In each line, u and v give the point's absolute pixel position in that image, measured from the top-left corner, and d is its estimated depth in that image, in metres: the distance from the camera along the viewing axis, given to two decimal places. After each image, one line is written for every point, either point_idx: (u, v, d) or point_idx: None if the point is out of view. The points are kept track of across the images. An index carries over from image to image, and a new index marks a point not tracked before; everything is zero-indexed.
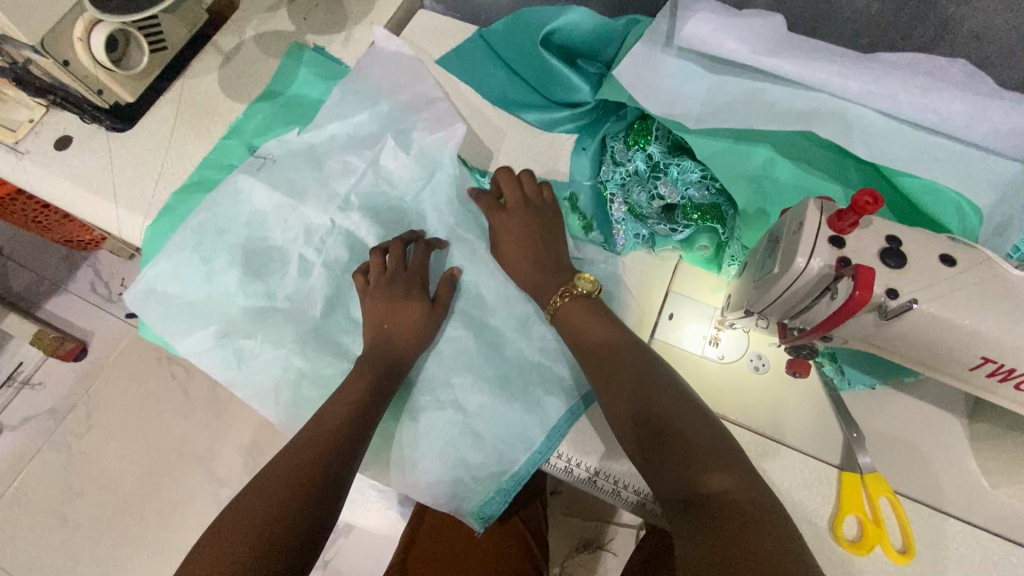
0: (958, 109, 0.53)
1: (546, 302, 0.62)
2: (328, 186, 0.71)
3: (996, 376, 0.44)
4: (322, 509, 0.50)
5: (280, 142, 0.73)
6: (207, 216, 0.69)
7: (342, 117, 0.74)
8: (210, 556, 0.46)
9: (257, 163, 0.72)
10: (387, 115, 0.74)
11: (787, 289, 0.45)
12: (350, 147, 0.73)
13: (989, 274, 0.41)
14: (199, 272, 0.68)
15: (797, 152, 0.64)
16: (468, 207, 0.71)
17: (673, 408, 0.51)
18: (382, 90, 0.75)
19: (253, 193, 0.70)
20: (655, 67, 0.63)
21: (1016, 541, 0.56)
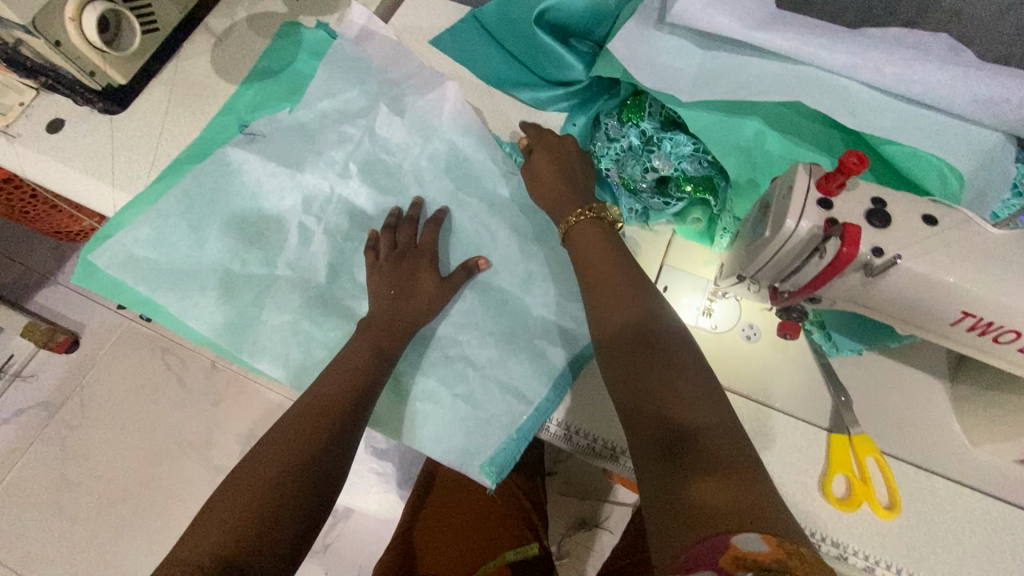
0: (942, 81, 0.55)
1: (564, 218, 0.62)
2: (322, 151, 0.72)
3: (976, 331, 0.44)
4: (332, 468, 0.53)
5: (270, 120, 0.73)
6: (196, 187, 0.70)
7: (331, 95, 0.75)
8: (226, 507, 0.48)
9: (244, 139, 0.72)
10: (378, 90, 0.75)
11: (777, 251, 0.45)
12: (343, 119, 0.74)
13: (970, 234, 0.43)
14: (197, 243, 0.69)
15: (784, 124, 0.63)
16: (467, 169, 0.72)
17: (677, 383, 0.47)
18: (369, 69, 0.76)
19: (243, 164, 0.71)
20: (647, 42, 0.64)
21: (994, 495, 0.59)
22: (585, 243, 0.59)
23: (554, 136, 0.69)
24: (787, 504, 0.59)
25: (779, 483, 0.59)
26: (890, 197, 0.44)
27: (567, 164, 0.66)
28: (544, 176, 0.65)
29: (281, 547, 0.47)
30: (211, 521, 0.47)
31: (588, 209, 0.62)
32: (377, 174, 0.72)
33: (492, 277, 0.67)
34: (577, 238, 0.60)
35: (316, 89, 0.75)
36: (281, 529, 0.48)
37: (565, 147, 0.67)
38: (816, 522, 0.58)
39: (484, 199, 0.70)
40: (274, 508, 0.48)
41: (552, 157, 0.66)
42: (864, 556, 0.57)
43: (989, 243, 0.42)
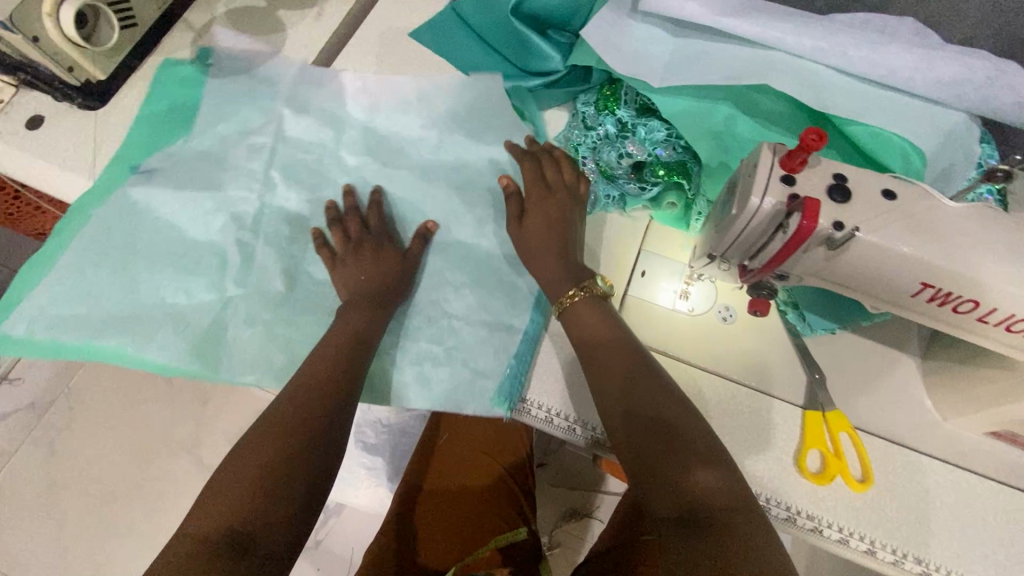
0: (906, 63, 0.56)
1: (559, 297, 0.61)
2: (228, 172, 0.73)
3: (935, 301, 0.46)
4: (332, 442, 0.55)
5: (164, 155, 0.73)
6: (111, 236, 0.69)
7: (227, 117, 0.76)
8: (230, 483, 0.49)
9: (140, 178, 0.72)
10: (270, 106, 0.76)
11: (743, 228, 0.46)
12: (242, 139, 0.75)
13: (928, 207, 0.44)
14: (128, 290, 0.68)
15: (753, 109, 0.64)
16: (384, 137, 0.75)
17: (656, 394, 0.55)
18: (256, 85, 0.78)
19: (146, 203, 0.71)
20: (620, 29, 0.65)
21: (964, 466, 0.61)
22: (586, 325, 0.60)
23: (544, 188, 0.65)
24: (764, 479, 0.60)
25: (755, 459, 0.61)
26: (852, 173, 0.45)
27: (559, 226, 0.64)
28: (533, 226, 0.64)
29: (288, 521, 0.49)
30: (216, 497, 0.48)
31: (583, 287, 0.61)
32: (305, 178, 0.73)
33: (475, 259, 0.68)
34: (576, 318, 0.60)
35: (209, 112, 0.76)
36: (285, 503, 0.49)
37: (556, 203, 0.65)
38: (791, 497, 0.59)
39: (450, 182, 0.72)
40: (277, 484, 0.49)
41: (545, 220, 0.64)
42: (838, 529, 0.58)
43: (946, 216, 0.44)
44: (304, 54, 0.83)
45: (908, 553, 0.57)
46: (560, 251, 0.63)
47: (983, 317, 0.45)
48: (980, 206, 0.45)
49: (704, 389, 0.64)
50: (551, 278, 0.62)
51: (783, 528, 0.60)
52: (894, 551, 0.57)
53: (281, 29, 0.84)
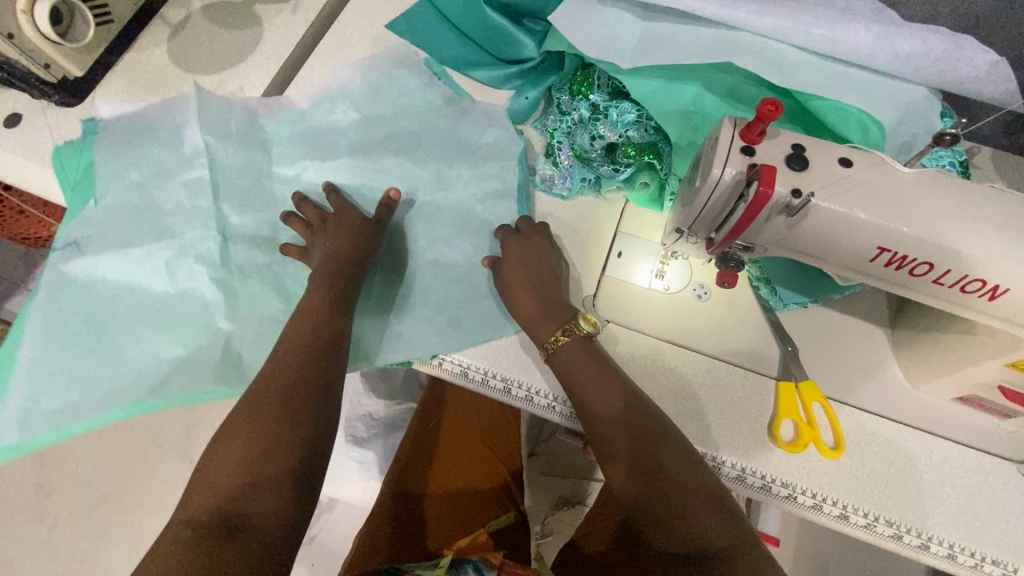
0: (866, 40, 0.58)
1: (545, 341, 0.62)
2: (162, 222, 0.71)
3: (893, 266, 0.47)
4: (313, 424, 0.56)
5: (86, 221, 0.70)
6: (65, 317, 0.67)
7: (136, 163, 0.72)
8: (219, 474, 0.52)
9: (66, 255, 0.68)
10: (174, 148, 0.73)
11: (707, 199, 0.48)
12: (159, 188, 0.72)
13: (882, 174, 0.46)
14: (108, 364, 0.66)
15: (720, 89, 0.65)
16: (321, 127, 0.75)
17: (643, 407, 0.58)
18: (150, 131, 0.74)
19: (85, 278, 0.68)
20: (590, 15, 0.66)
21: (933, 432, 0.63)
22: (573, 359, 0.60)
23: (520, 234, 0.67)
24: (739, 450, 0.62)
25: (731, 430, 0.63)
26: (809, 143, 0.47)
27: (543, 264, 0.66)
28: (512, 277, 0.65)
29: (278, 504, 0.51)
30: (207, 487, 0.51)
31: (572, 326, 0.62)
32: (246, 199, 0.72)
33: (460, 250, 0.71)
34: (563, 358, 0.61)
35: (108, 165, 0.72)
36: (273, 487, 0.52)
37: (535, 251, 0.66)
38: (765, 466, 0.61)
39: (419, 161, 0.74)
40: (265, 471, 0.52)
41: (526, 270, 0.65)
42: (811, 495, 0.60)
43: (899, 183, 0.45)
44: (281, 46, 0.84)
45: (879, 516, 0.59)
46: (540, 290, 0.64)
47: (939, 279, 0.47)
48: (931, 172, 0.46)
49: (678, 364, 0.66)
50: (536, 321, 0.63)
51: (759, 496, 0.61)
52: (866, 515, 0.59)
53: (258, 22, 0.85)
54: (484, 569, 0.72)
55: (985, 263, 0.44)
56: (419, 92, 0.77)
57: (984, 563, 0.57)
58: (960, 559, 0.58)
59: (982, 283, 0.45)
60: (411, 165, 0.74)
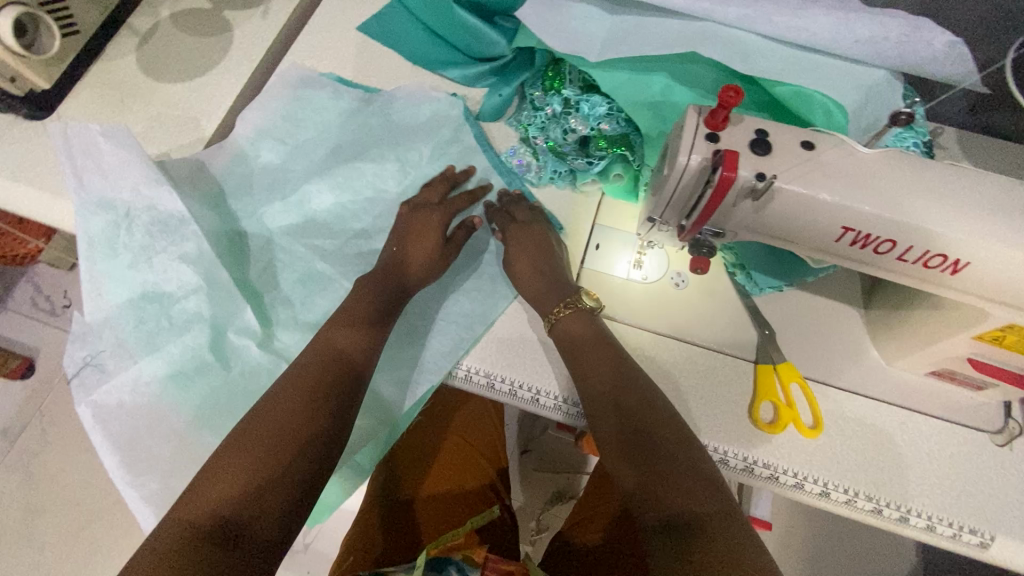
0: (826, 25, 0.59)
1: (550, 310, 0.64)
2: (174, 308, 0.66)
3: (857, 245, 0.48)
4: (328, 434, 0.56)
5: (98, 338, 0.65)
6: (127, 435, 0.63)
7: (113, 250, 0.65)
8: (226, 471, 0.51)
9: (91, 381, 0.64)
10: (142, 229, 0.66)
11: (675, 186, 0.49)
12: (147, 277, 0.66)
13: (844, 155, 0.47)
14: (195, 463, 0.64)
15: (689, 79, 0.66)
16: (283, 137, 0.75)
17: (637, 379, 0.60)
18: (107, 216, 0.66)
19: (120, 394, 0.64)
20: (559, 10, 0.66)
21: (909, 407, 0.64)
22: (576, 334, 0.62)
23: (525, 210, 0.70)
24: (720, 433, 0.63)
25: (713, 414, 0.63)
26: (773, 128, 0.47)
27: (546, 249, 0.67)
28: (517, 260, 0.67)
29: (279, 510, 0.51)
30: (213, 482, 0.51)
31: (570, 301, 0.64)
32: (243, 248, 0.71)
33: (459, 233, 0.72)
34: (566, 330, 0.63)
35: (89, 272, 0.65)
36: (277, 493, 0.51)
37: (538, 234, 0.68)
38: (748, 447, 0.62)
39: (385, 165, 0.75)
40: (273, 477, 0.52)
41: (530, 253, 0.67)
42: (793, 474, 0.61)
43: (860, 163, 0.46)
44: (252, 52, 0.83)
45: (859, 491, 0.60)
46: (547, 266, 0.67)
47: (902, 256, 0.48)
48: (892, 152, 0.48)
49: (658, 353, 0.66)
50: (543, 294, 0.66)
51: (742, 478, 0.62)
52: (846, 491, 0.60)
53: (227, 28, 0.85)
54: (469, 570, 0.74)
55: (946, 238, 0.45)
56: (337, 108, 0.77)
57: (962, 533, 0.59)
58: (938, 530, 0.59)
59: (944, 257, 0.46)
60: (372, 170, 0.75)
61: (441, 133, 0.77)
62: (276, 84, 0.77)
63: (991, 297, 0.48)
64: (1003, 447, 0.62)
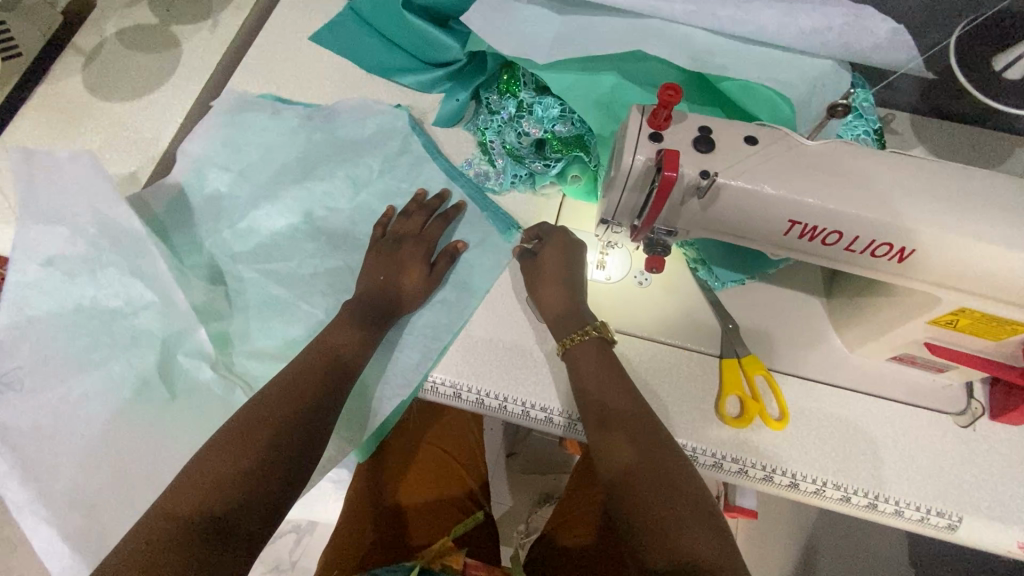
0: (771, 18, 0.59)
1: (564, 338, 0.62)
2: (123, 324, 0.65)
3: (806, 237, 0.48)
4: (316, 436, 0.56)
5: (15, 355, 0.62)
6: (32, 455, 0.61)
7: (59, 262, 0.65)
8: (218, 467, 0.50)
9: (3, 398, 0.61)
10: (90, 242, 0.65)
11: (623, 187, 0.49)
12: (91, 290, 0.65)
13: (786, 148, 0.47)
14: (118, 492, 0.61)
15: (639, 76, 0.66)
16: (228, 160, 0.75)
17: (628, 388, 0.59)
18: (52, 227, 0.65)
19: (34, 416, 0.61)
20: (507, 13, 0.66)
21: (873, 393, 0.65)
22: (586, 365, 0.60)
23: (562, 238, 0.67)
24: (689, 429, 0.62)
25: (681, 410, 0.63)
26: (716, 125, 0.48)
27: (575, 270, 0.66)
28: (544, 287, 0.65)
29: (268, 501, 0.51)
30: (201, 478, 0.49)
31: (591, 328, 0.62)
32: (204, 269, 0.70)
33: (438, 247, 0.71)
34: (576, 361, 0.61)
35: (18, 285, 0.64)
36: (267, 492, 0.51)
37: (577, 253, 0.67)
38: (716, 442, 0.62)
39: (336, 184, 0.74)
40: (263, 475, 0.51)
41: (564, 268, 0.65)
42: (761, 467, 0.61)
43: (803, 156, 0.47)
44: (202, 67, 0.82)
45: (827, 480, 0.60)
46: (564, 293, 0.64)
47: (850, 246, 0.48)
48: (834, 143, 0.48)
49: (625, 352, 0.66)
50: (557, 325, 0.64)
51: (713, 473, 0.62)
52: (814, 481, 0.60)
53: (176, 43, 0.83)
54: None
55: (891, 226, 0.45)
56: (279, 126, 0.76)
57: (930, 516, 0.59)
58: (906, 514, 0.60)
59: (890, 246, 0.47)
60: (323, 188, 0.74)
61: (389, 145, 0.76)
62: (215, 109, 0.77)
63: (940, 283, 0.49)
64: (965, 429, 0.63)
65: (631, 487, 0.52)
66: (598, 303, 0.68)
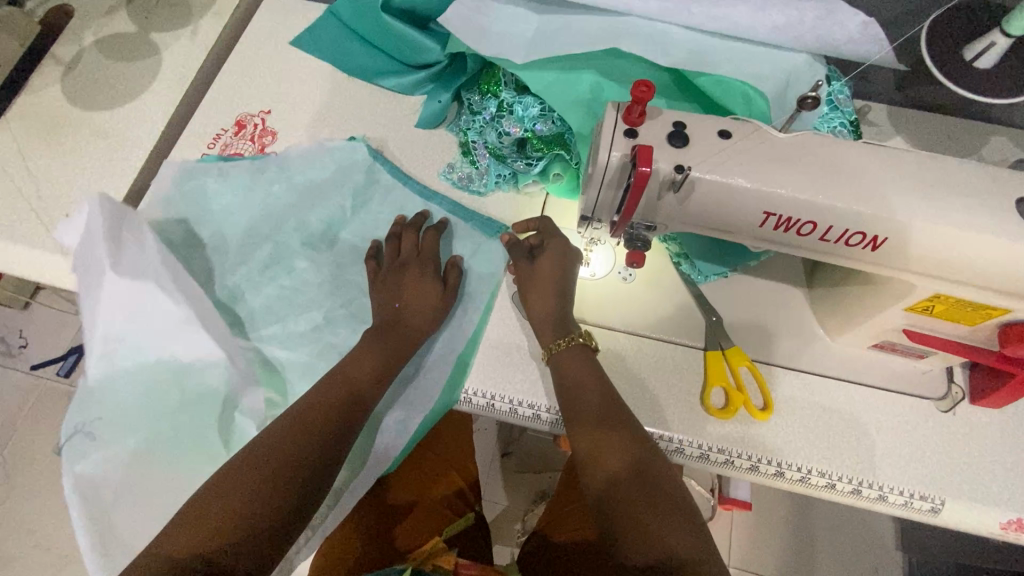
0: (744, 14, 0.59)
1: (549, 343, 0.63)
2: (190, 381, 0.65)
3: (782, 228, 0.49)
4: (312, 476, 0.57)
5: (94, 403, 0.63)
6: (112, 501, 0.62)
7: (129, 320, 0.64)
8: (211, 509, 0.52)
9: (78, 449, 0.62)
10: (162, 301, 0.64)
11: (600, 184, 0.49)
12: (162, 348, 0.65)
13: (759, 142, 0.48)
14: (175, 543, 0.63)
15: (616, 74, 0.67)
16: (195, 224, 0.72)
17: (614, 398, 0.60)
18: (121, 286, 0.64)
19: (110, 465, 0.62)
20: (484, 14, 0.66)
21: (857, 380, 0.65)
22: (572, 372, 0.61)
23: (557, 245, 0.66)
24: (675, 422, 0.63)
25: (667, 403, 0.64)
26: (690, 120, 0.48)
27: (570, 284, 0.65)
28: (530, 292, 0.65)
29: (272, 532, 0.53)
30: (211, 511, 0.52)
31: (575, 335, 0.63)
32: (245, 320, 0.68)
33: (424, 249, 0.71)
34: (561, 366, 0.61)
35: (96, 340, 0.64)
36: (265, 521, 0.53)
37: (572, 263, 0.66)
38: (703, 434, 0.63)
39: (312, 229, 0.72)
40: (255, 517, 0.53)
41: (556, 279, 0.65)
42: (748, 457, 0.62)
43: (776, 149, 0.47)
44: (183, 74, 0.82)
45: (813, 468, 0.61)
46: (555, 296, 0.64)
47: (824, 236, 0.49)
48: (806, 135, 0.49)
49: (611, 346, 0.67)
50: (541, 325, 0.64)
51: (699, 464, 0.63)
52: (800, 469, 0.61)
53: (156, 51, 0.83)
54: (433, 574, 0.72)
55: (863, 216, 0.46)
56: (235, 185, 0.73)
57: (913, 500, 0.60)
58: (891, 499, 0.60)
59: (863, 235, 0.48)
60: (297, 240, 0.72)
61: (354, 179, 0.74)
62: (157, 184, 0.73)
63: (915, 271, 0.50)
64: (946, 413, 0.64)
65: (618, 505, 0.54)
66: (583, 299, 0.68)
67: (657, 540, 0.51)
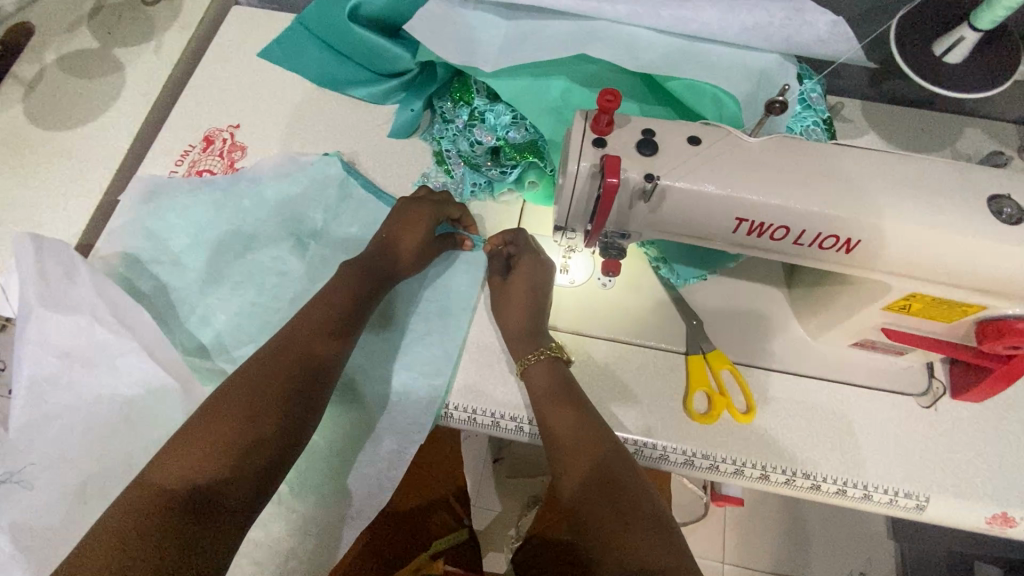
0: (714, 15, 0.59)
1: (523, 356, 0.62)
2: (132, 413, 0.63)
3: (755, 234, 0.49)
4: (297, 417, 0.56)
5: (20, 453, 0.59)
6: (42, 553, 0.58)
7: (70, 352, 0.62)
8: (193, 447, 0.51)
9: (6, 498, 0.58)
10: (104, 328, 0.63)
11: (571, 195, 0.49)
12: (102, 379, 0.62)
13: (729, 147, 0.47)
14: None
15: (588, 79, 0.66)
16: (160, 250, 0.70)
17: (584, 400, 0.60)
18: (61, 317, 0.62)
19: (44, 520, 0.59)
20: (452, 21, 0.65)
21: (839, 379, 0.65)
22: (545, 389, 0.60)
23: (532, 256, 0.66)
24: (659, 429, 0.62)
25: (650, 410, 0.63)
26: (659, 127, 0.48)
27: (543, 292, 0.65)
28: (508, 307, 0.65)
29: (261, 466, 0.53)
30: (194, 447, 0.51)
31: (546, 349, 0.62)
32: (201, 354, 0.67)
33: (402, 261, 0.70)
34: (532, 381, 0.61)
35: (32, 382, 0.61)
36: (252, 456, 0.52)
37: (547, 273, 0.66)
38: (687, 440, 0.62)
39: (283, 247, 0.71)
40: (239, 454, 0.52)
41: (531, 289, 0.64)
42: (732, 462, 0.61)
43: (746, 153, 0.47)
44: (148, 90, 0.80)
45: (797, 470, 0.61)
46: (534, 309, 0.64)
47: (798, 240, 0.49)
48: (777, 139, 0.48)
49: (593, 354, 0.66)
50: (518, 342, 0.63)
51: (684, 470, 0.63)
52: (786, 471, 0.61)
53: (120, 67, 0.81)
54: None
55: (835, 219, 0.46)
56: (201, 203, 0.72)
57: (898, 498, 0.60)
58: (875, 498, 0.60)
59: (836, 238, 0.47)
60: (270, 255, 0.71)
61: (326, 194, 0.73)
62: (126, 200, 0.71)
63: (891, 272, 0.49)
64: (927, 409, 0.64)
65: (589, 500, 0.54)
66: (563, 307, 0.68)
67: (616, 534, 0.52)
